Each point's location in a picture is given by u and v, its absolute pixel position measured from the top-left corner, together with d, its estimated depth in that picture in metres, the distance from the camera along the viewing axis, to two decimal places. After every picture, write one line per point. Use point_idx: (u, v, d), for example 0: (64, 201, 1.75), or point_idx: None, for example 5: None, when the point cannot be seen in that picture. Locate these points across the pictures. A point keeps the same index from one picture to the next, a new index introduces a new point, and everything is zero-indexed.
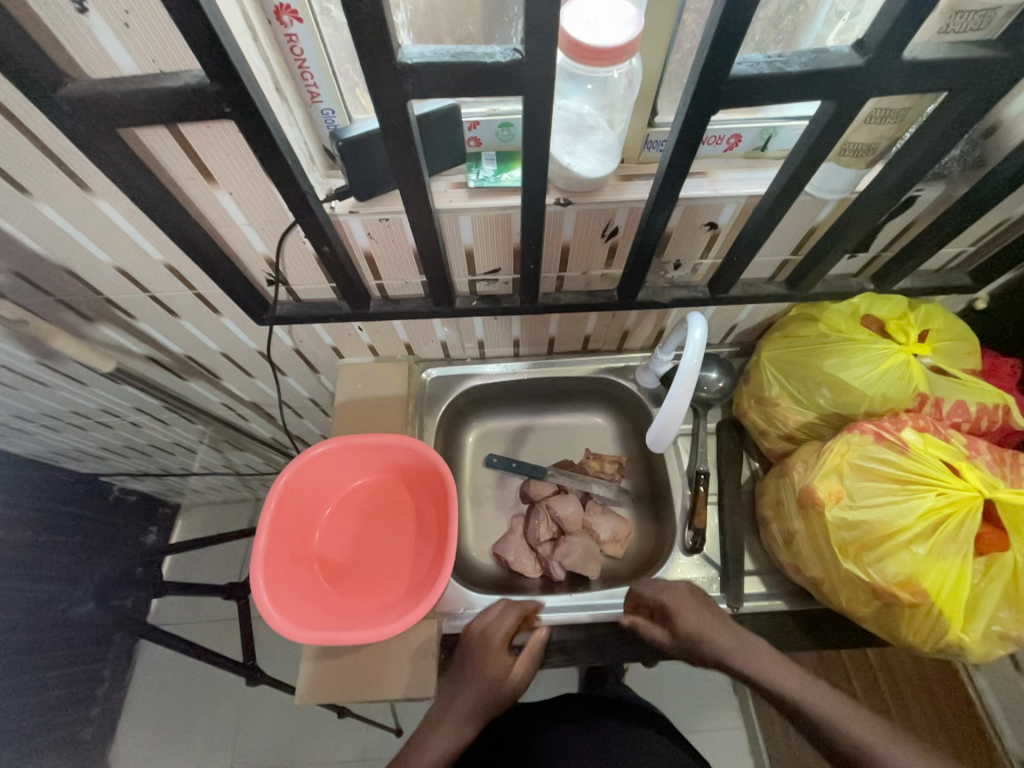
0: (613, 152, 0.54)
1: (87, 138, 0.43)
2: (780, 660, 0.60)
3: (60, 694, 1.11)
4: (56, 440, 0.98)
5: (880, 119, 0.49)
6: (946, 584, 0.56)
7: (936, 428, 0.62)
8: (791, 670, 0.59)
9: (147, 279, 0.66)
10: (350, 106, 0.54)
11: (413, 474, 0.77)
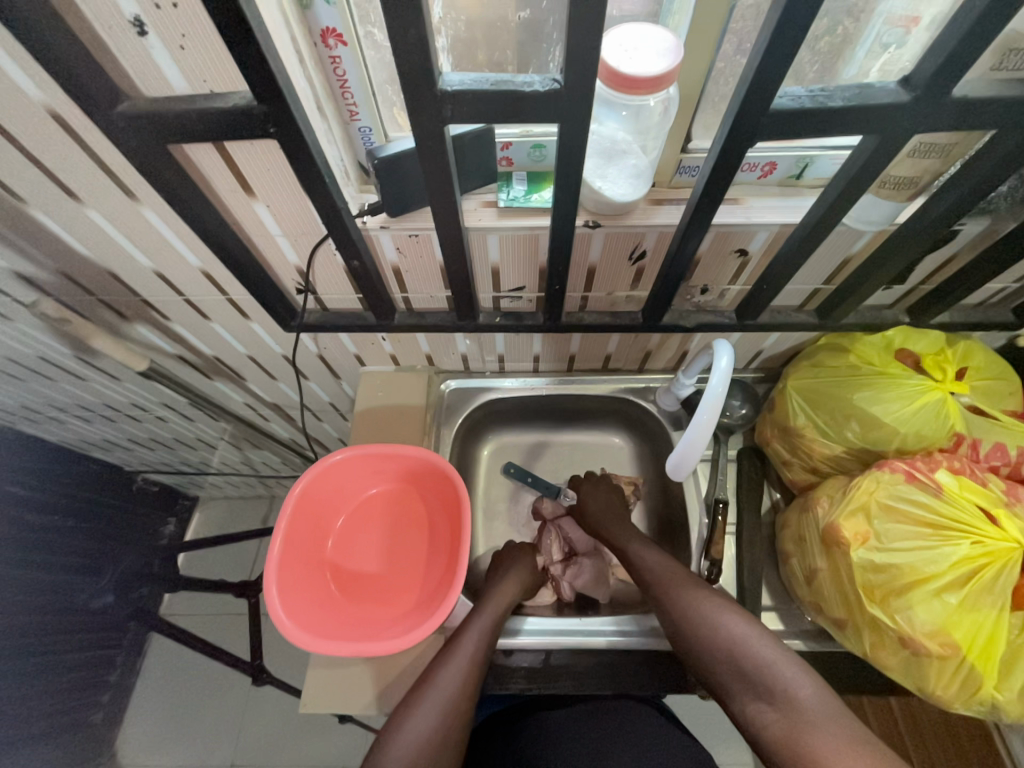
0: (645, 177, 0.55)
1: (137, 152, 0.45)
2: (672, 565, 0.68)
3: (74, 679, 1.14)
4: (88, 431, 1.01)
5: (924, 152, 0.48)
6: (978, 637, 0.53)
7: (973, 471, 0.60)
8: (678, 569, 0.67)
9: (183, 283, 0.69)
10: (388, 124, 0.55)
11: (428, 484, 0.77)
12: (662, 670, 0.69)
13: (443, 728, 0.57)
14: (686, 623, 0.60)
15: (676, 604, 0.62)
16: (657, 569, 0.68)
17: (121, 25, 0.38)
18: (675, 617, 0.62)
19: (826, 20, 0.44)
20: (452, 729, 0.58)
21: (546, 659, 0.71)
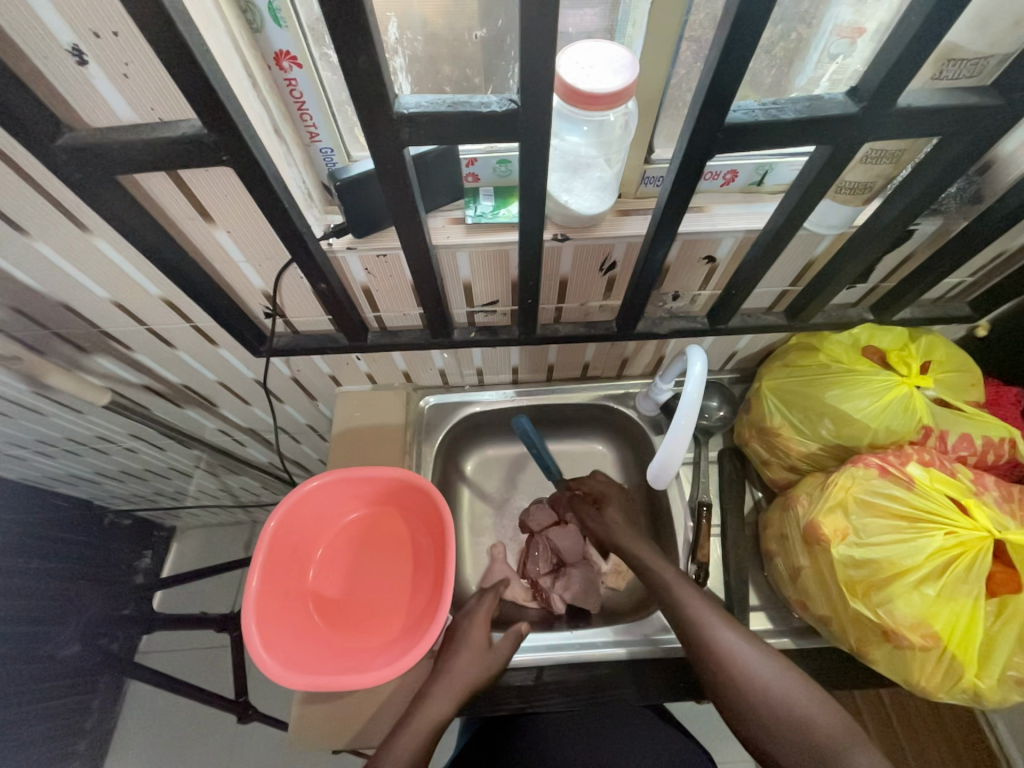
0: (611, 189, 0.55)
1: (84, 184, 0.43)
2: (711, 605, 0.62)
3: (47, 730, 1.08)
4: (51, 468, 0.96)
5: (876, 158, 0.49)
6: (957, 626, 0.54)
7: (942, 462, 0.61)
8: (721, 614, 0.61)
9: (144, 312, 0.66)
10: (349, 144, 0.54)
11: (410, 505, 0.75)
12: (654, 680, 0.69)
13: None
14: (744, 684, 0.56)
15: (742, 667, 0.56)
16: (707, 617, 0.60)
17: (59, 55, 0.37)
18: (740, 682, 0.56)
19: (779, 27, 0.45)
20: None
21: (538, 676, 0.70)
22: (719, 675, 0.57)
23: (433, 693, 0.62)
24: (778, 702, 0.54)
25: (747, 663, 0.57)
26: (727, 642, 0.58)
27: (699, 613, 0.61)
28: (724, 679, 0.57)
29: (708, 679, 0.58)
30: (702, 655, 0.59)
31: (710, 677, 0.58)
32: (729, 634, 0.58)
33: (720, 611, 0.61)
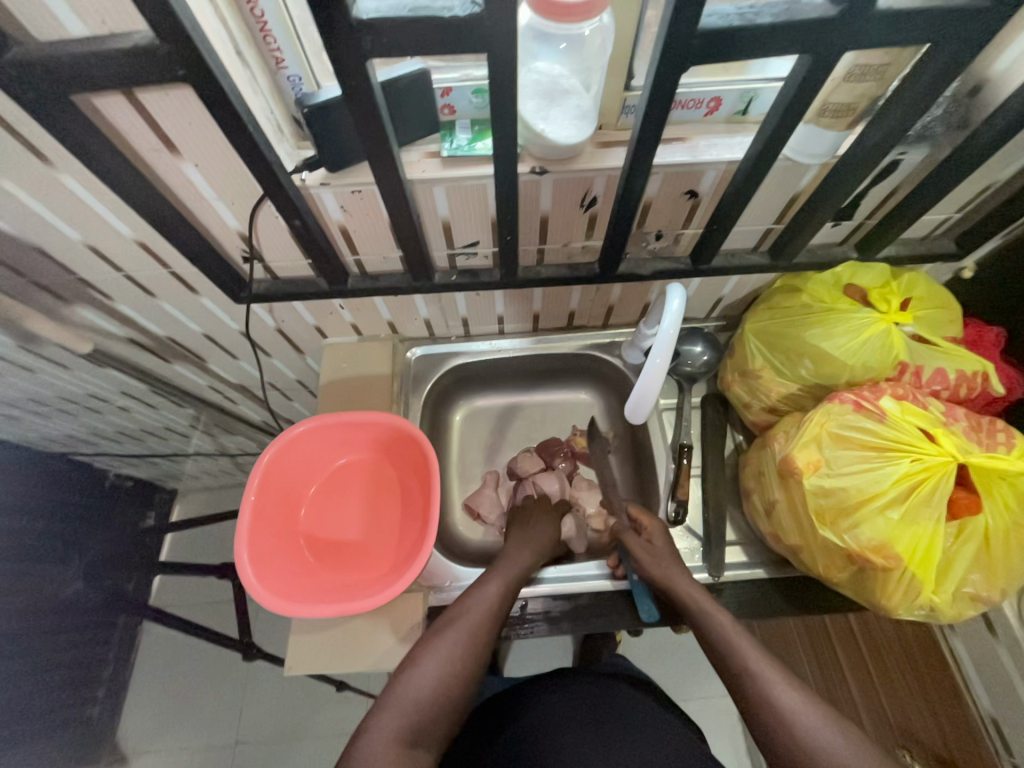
0: (589, 118, 0.53)
1: (40, 106, 0.42)
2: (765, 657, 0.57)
3: (66, 674, 1.14)
4: (45, 425, 0.98)
5: (860, 76, 0.48)
6: (918, 548, 0.57)
7: (915, 395, 0.63)
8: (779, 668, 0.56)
9: (121, 257, 0.65)
10: (317, 72, 0.52)
11: (397, 449, 0.77)
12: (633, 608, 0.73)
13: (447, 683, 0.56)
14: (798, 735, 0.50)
15: (800, 722, 0.51)
16: (768, 672, 0.55)
17: None
18: (805, 744, 0.49)
19: None
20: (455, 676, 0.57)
21: (523, 607, 0.73)
22: (781, 737, 0.51)
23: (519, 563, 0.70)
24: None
25: (815, 728, 0.50)
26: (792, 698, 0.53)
27: (760, 667, 0.56)
28: (788, 743, 0.50)
29: (771, 742, 0.51)
30: (758, 710, 0.53)
31: (769, 740, 0.52)
32: (793, 692, 0.53)
33: (783, 669, 0.56)
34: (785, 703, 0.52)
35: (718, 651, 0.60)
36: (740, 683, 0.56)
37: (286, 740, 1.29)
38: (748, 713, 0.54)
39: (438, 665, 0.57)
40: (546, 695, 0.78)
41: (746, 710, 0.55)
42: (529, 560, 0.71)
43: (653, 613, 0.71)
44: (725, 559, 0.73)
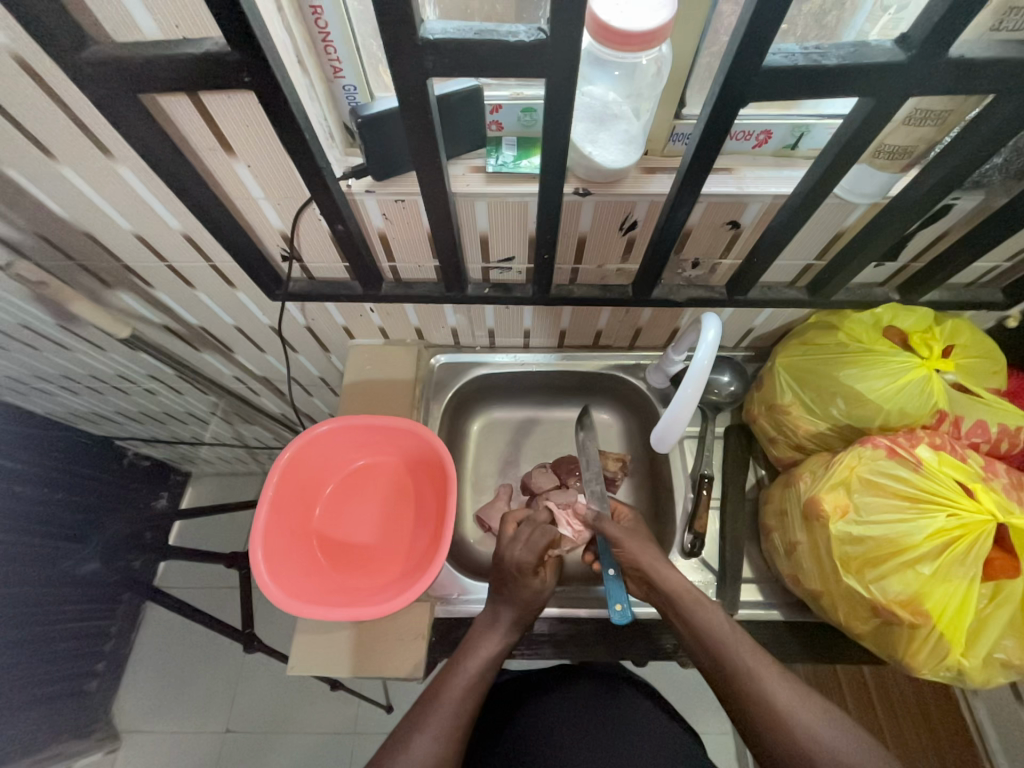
0: (637, 143, 0.53)
1: (108, 103, 0.43)
2: (760, 655, 0.58)
3: (69, 647, 1.16)
4: (74, 401, 1.00)
5: (920, 120, 0.47)
6: (948, 607, 0.55)
7: (953, 447, 0.60)
8: (773, 667, 0.57)
9: (165, 248, 0.67)
10: (372, 83, 0.53)
11: (414, 455, 0.77)
12: (642, 639, 0.71)
13: None
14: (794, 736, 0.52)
15: (799, 724, 0.53)
16: (763, 671, 0.56)
17: None
18: (803, 746, 0.52)
19: None
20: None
21: (529, 627, 0.72)
22: (780, 741, 0.53)
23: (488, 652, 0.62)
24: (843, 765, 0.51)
25: (811, 727, 0.53)
26: (784, 702, 0.54)
27: (756, 665, 0.57)
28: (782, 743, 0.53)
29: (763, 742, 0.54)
30: (757, 714, 0.55)
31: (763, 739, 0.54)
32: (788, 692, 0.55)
33: (774, 666, 0.57)
34: (782, 702, 0.54)
35: (706, 645, 0.59)
36: (737, 686, 0.56)
37: (275, 734, 1.29)
38: (740, 713, 0.56)
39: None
40: (550, 702, 0.75)
41: (735, 708, 0.56)
42: (513, 633, 0.65)
43: (625, 613, 0.69)
44: (740, 597, 0.71)
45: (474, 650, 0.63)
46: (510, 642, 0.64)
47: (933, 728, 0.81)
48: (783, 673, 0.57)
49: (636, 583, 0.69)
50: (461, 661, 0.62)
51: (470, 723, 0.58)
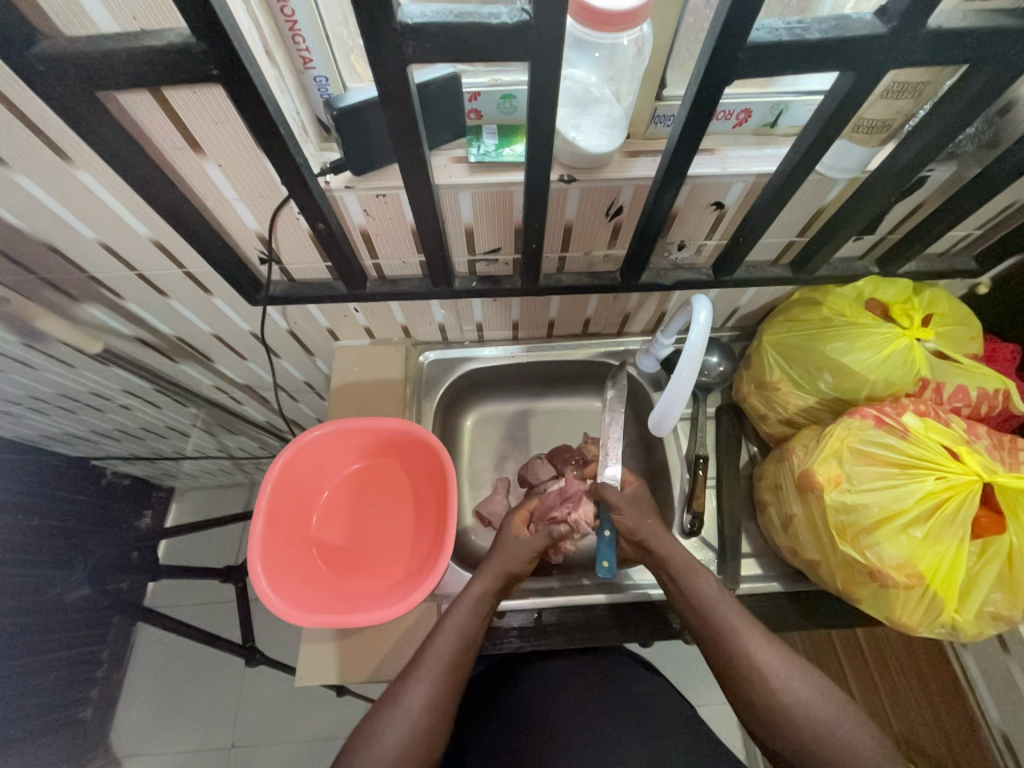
0: (620, 127, 0.52)
1: (63, 102, 0.40)
2: (743, 614, 0.59)
3: (59, 676, 1.12)
4: (45, 423, 0.96)
5: (897, 93, 0.48)
6: (940, 566, 0.57)
7: (937, 412, 0.63)
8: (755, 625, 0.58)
9: (134, 256, 0.64)
10: (345, 74, 0.51)
11: (411, 455, 0.76)
12: (649, 622, 0.72)
13: (430, 718, 0.54)
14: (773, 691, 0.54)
15: (779, 681, 0.54)
16: (747, 631, 0.57)
17: None
18: (783, 701, 0.54)
19: None
20: (439, 709, 0.55)
21: (537, 618, 0.72)
22: (759, 694, 0.54)
23: (481, 583, 0.64)
24: (822, 728, 0.53)
25: (790, 683, 0.54)
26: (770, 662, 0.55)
27: (740, 625, 0.58)
28: (768, 704, 0.54)
29: (749, 703, 0.55)
30: (739, 671, 0.56)
31: (750, 701, 0.55)
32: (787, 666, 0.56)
33: (758, 627, 0.58)
34: (763, 661, 0.56)
35: (698, 613, 0.60)
36: (719, 644, 0.58)
37: (281, 745, 1.28)
38: (730, 678, 0.57)
39: (404, 721, 0.53)
40: (552, 667, 0.75)
41: (723, 672, 0.57)
42: (495, 579, 0.65)
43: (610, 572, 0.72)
44: (740, 572, 0.73)
45: (460, 601, 0.62)
46: (492, 592, 0.64)
47: (925, 684, 0.85)
48: (766, 634, 0.58)
49: (631, 546, 0.70)
50: (457, 600, 0.63)
51: (462, 671, 0.58)
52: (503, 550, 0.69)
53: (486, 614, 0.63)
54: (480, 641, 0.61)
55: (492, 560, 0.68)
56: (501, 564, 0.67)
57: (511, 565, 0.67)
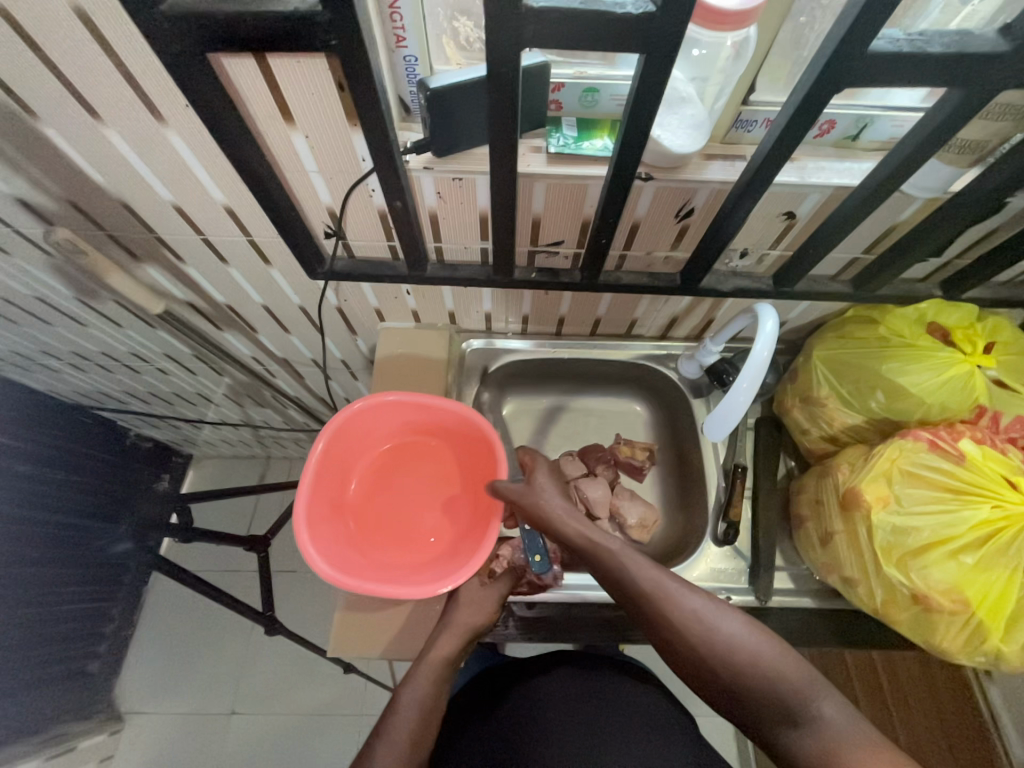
0: (704, 129, 0.52)
1: (176, 60, 0.41)
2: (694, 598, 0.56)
3: (72, 628, 1.13)
4: (85, 378, 0.97)
5: (998, 115, 0.48)
6: (989, 595, 0.57)
7: (994, 440, 0.62)
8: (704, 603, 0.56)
9: (203, 220, 0.64)
10: (433, 55, 0.51)
11: (457, 439, 0.77)
12: None
13: None
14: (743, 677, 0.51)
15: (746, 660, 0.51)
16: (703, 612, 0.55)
17: None
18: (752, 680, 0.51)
19: None
20: None
21: (568, 611, 0.72)
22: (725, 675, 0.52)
23: (446, 647, 0.63)
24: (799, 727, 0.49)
25: None
26: (748, 642, 0.52)
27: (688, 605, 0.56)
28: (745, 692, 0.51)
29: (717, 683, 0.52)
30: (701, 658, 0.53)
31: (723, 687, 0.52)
32: None
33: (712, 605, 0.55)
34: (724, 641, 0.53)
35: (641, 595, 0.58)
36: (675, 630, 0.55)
37: (282, 715, 1.29)
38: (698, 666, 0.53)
39: None
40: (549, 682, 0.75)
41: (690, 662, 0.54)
42: (455, 644, 0.63)
43: None
44: (773, 584, 0.73)
45: (416, 672, 0.60)
46: (451, 660, 0.62)
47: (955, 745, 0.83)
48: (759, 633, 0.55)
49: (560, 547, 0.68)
50: (413, 671, 0.60)
51: (422, 748, 0.55)
52: (466, 603, 0.67)
53: (445, 684, 0.60)
54: (439, 714, 0.59)
55: (452, 617, 0.66)
56: (461, 624, 0.65)
57: (469, 625, 0.65)
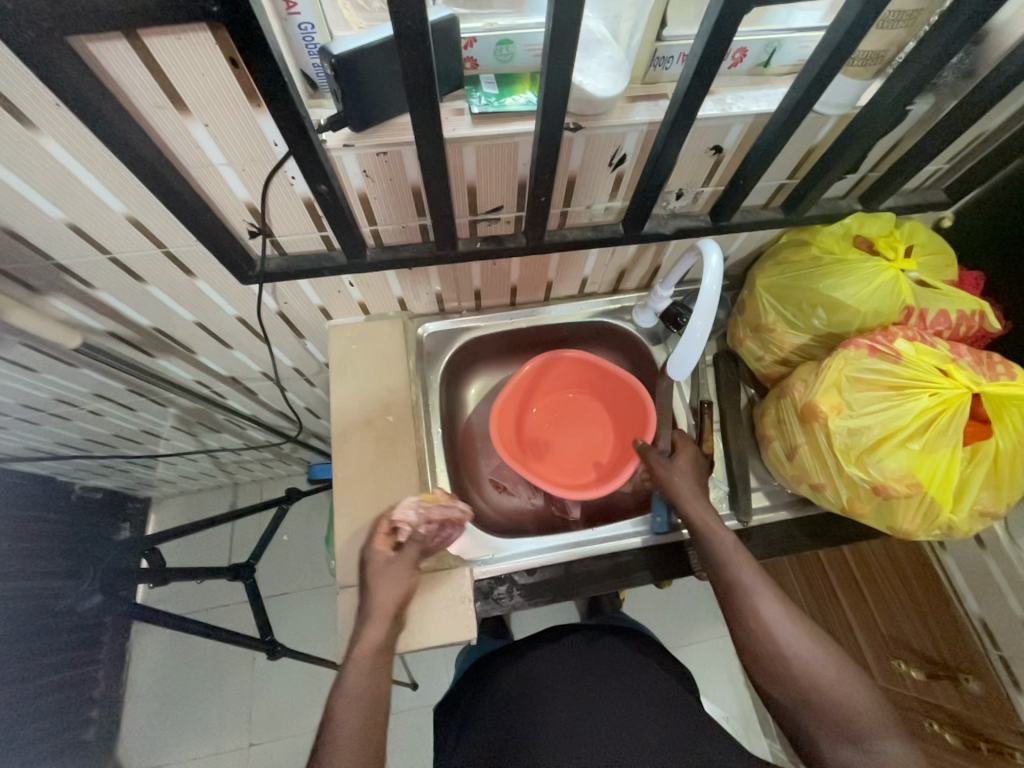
0: (623, 70, 0.52)
1: (33, 50, 0.36)
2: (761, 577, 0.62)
3: (55, 701, 1.06)
4: (7, 436, 0.88)
5: (893, 23, 0.50)
6: (938, 473, 0.62)
7: (924, 335, 0.67)
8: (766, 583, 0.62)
9: (106, 238, 0.58)
10: (331, 21, 0.48)
11: (609, 394, 0.92)
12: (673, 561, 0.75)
13: None
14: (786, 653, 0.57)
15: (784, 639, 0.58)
16: (760, 589, 0.61)
17: None
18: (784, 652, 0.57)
19: None
20: None
21: (567, 569, 0.74)
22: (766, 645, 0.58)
23: (375, 631, 0.60)
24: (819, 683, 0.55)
25: None
26: (789, 628, 0.58)
27: (752, 582, 0.62)
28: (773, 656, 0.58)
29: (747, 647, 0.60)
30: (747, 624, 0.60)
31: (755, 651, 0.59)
32: None
33: (772, 587, 0.61)
34: (769, 617, 0.59)
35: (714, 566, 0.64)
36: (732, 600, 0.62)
37: (302, 735, 1.27)
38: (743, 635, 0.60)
39: None
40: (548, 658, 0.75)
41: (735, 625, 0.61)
42: (382, 627, 0.60)
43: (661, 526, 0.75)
44: (751, 505, 0.77)
45: (350, 666, 0.57)
46: (385, 639, 0.60)
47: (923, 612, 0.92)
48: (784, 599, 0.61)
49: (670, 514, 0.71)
50: (348, 665, 0.58)
51: (376, 730, 0.54)
52: (383, 579, 0.64)
53: (384, 664, 0.59)
54: (387, 695, 0.57)
55: (375, 598, 0.63)
56: (385, 602, 0.62)
57: (394, 603, 0.62)
